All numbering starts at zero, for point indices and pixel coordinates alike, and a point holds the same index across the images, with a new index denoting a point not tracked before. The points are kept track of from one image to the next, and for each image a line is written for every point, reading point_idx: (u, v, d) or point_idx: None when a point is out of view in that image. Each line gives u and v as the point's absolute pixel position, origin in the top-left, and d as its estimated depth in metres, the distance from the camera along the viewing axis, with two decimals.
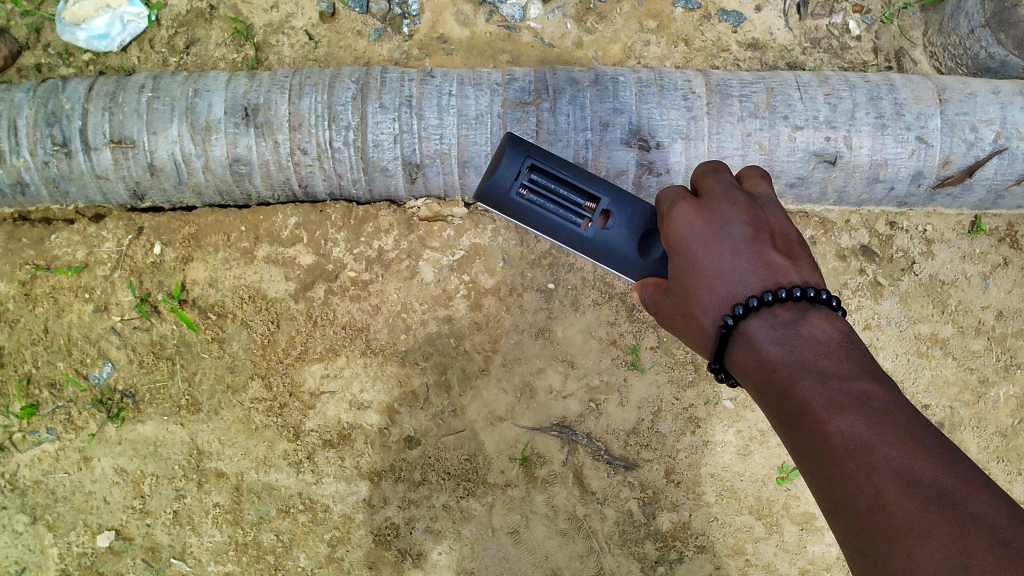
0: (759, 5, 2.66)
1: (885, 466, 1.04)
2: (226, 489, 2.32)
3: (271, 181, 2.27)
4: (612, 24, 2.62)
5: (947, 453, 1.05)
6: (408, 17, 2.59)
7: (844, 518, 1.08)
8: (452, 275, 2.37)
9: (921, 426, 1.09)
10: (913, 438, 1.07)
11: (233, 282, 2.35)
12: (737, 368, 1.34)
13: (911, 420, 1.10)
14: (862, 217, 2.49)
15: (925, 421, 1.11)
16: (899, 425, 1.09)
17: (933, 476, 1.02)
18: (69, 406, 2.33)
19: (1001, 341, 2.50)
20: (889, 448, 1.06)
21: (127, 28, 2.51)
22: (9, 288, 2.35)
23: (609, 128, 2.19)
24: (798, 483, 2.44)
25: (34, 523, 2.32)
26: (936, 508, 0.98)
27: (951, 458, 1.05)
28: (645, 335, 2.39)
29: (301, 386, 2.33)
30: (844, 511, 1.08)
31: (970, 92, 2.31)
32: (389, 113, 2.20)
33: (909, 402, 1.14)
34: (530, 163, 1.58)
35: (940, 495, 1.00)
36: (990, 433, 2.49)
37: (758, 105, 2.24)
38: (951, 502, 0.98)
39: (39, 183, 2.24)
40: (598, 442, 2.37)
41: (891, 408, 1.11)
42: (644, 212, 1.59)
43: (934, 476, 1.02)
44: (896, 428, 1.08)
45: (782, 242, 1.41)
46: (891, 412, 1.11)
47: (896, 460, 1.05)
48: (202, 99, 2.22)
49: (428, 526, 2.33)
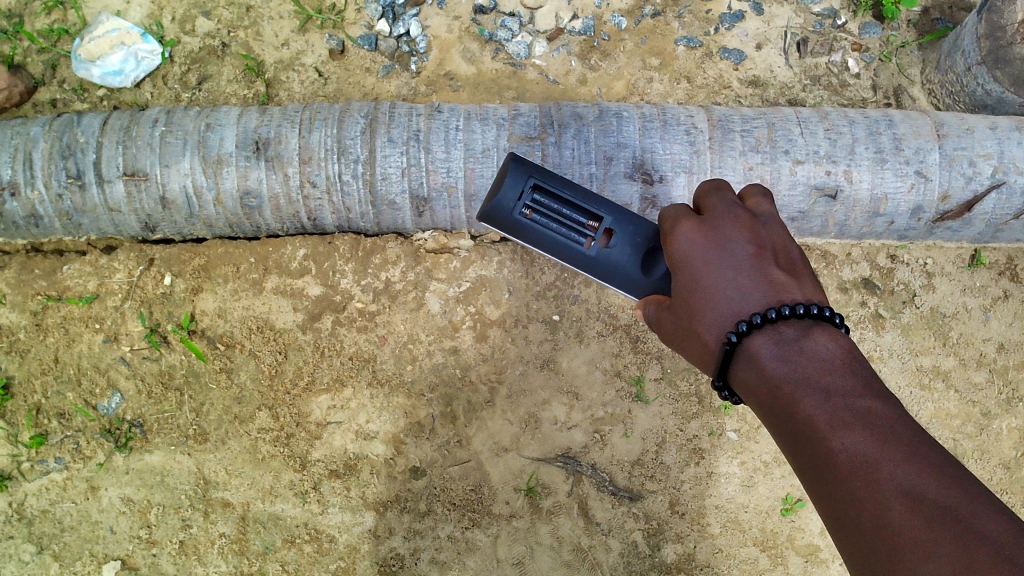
0: (759, 44, 2.72)
1: (889, 483, 1.06)
2: (232, 518, 2.32)
3: (281, 214, 2.30)
4: (615, 62, 2.67)
5: (952, 469, 1.07)
6: (416, 54, 2.64)
7: (850, 534, 1.09)
8: (458, 307, 2.40)
9: (926, 442, 1.11)
10: (917, 454, 1.09)
11: (242, 313, 2.39)
12: (740, 385, 1.36)
13: (915, 436, 1.12)
14: (863, 251, 2.52)
15: (930, 437, 1.13)
16: (903, 442, 1.11)
17: (939, 493, 1.04)
18: (78, 436, 2.35)
19: (1003, 374, 2.52)
20: (894, 465, 1.08)
21: (141, 65, 2.57)
22: (22, 318, 2.39)
23: (613, 161, 2.23)
24: (802, 515, 2.44)
25: (40, 552, 2.32)
26: (943, 525, 1.00)
27: (955, 474, 1.07)
28: (649, 367, 2.42)
29: (308, 416, 2.35)
30: (849, 527, 1.09)
31: (968, 128, 2.35)
32: (397, 147, 2.24)
33: (913, 419, 1.16)
34: (534, 183, 1.61)
35: (945, 511, 1.02)
36: (994, 465, 2.50)
37: (760, 140, 2.29)
38: (958, 519, 1.00)
39: (52, 215, 2.28)
40: (603, 473, 2.38)
41: (896, 425, 1.14)
42: (646, 231, 1.62)
43: (940, 492, 1.04)
44: (901, 445, 1.10)
45: (784, 260, 1.44)
46: (895, 429, 1.13)
47: (900, 477, 1.07)
48: (214, 133, 2.26)
49: (433, 557, 2.33)
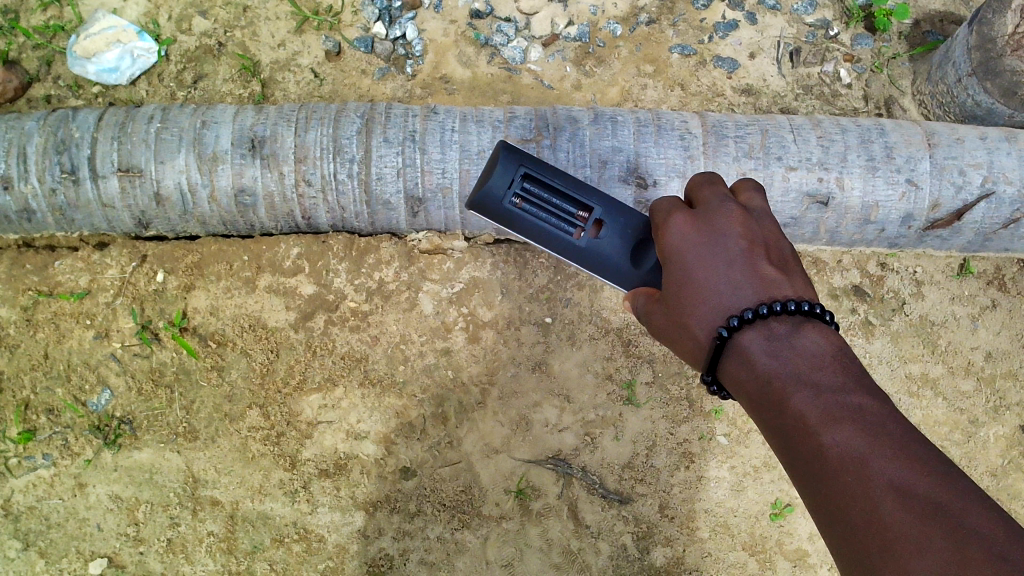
0: (753, 53, 2.75)
1: (879, 478, 1.08)
2: (221, 517, 2.31)
3: (275, 212, 2.30)
4: (610, 68, 2.69)
5: (941, 466, 1.09)
6: (412, 57, 2.65)
7: (839, 529, 1.11)
8: (451, 308, 2.40)
9: (915, 439, 1.13)
10: (907, 451, 1.10)
11: (234, 311, 2.38)
12: (729, 379, 1.37)
13: (905, 432, 1.14)
14: (853, 258, 2.54)
15: (919, 434, 1.14)
16: (894, 438, 1.12)
17: (928, 489, 1.05)
18: (66, 432, 2.34)
19: (990, 382, 2.54)
20: (885, 461, 1.09)
21: (136, 62, 2.57)
22: (12, 313, 2.38)
23: (608, 165, 2.25)
24: (791, 520, 2.45)
25: (27, 549, 2.30)
26: (932, 522, 1.01)
27: (945, 471, 1.08)
28: (640, 371, 2.43)
29: (299, 416, 2.35)
30: (839, 523, 1.11)
31: (958, 138, 2.38)
32: (393, 147, 2.25)
33: (902, 415, 1.17)
34: (523, 172, 1.62)
35: (935, 508, 1.03)
36: (981, 473, 2.51)
37: (753, 146, 2.31)
38: (948, 516, 1.01)
39: (45, 211, 2.27)
40: (594, 476, 2.38)
41: (886, 421, 1.15)
42: (636, 223, 1.63)
43: (930, 489, 1.05)
44: (892, 441, 1.11)
45: (776, 256, 1.45)
46: (885, 425, 1.14)
47: (890, 473, 1.08)
48: (210, 131, 2.27)
49: (422, 558, 2.32)
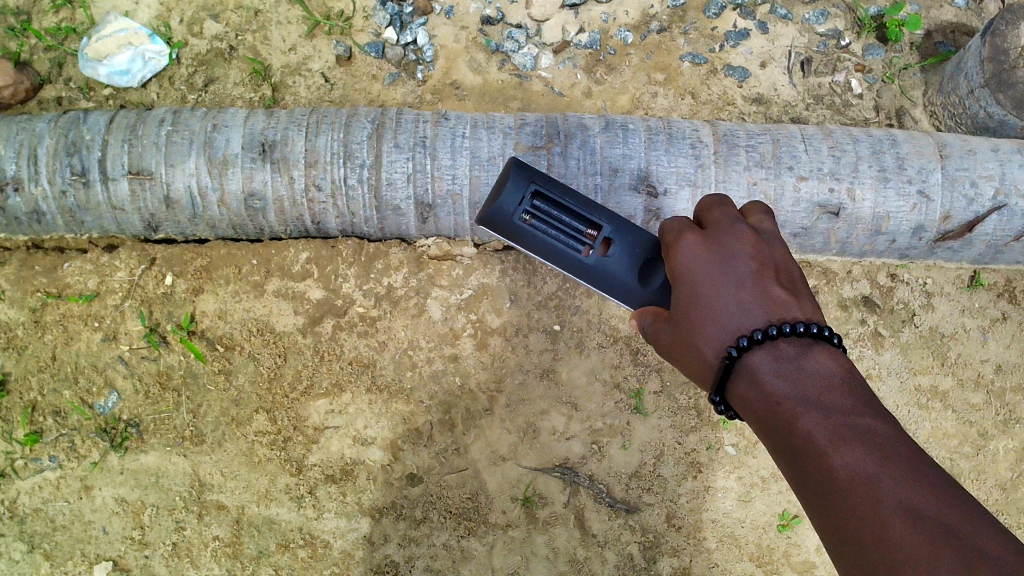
0: (764, 62, 2.74)
1: (889, 499, 1.07)
2: (226, 521, 2.31)
3: (285, 216, 2.30)
4: (621, 76, 2.68)
5: (951, 489, 1.08)
6: (422, 63, 2.65)
7: (848, 550, 1.10)
8: (460, 314, 2.40)
9: (925, 462, 1.12)
10: (917, 473, 1.10)
11: (242, 315, 2.38)
12: (737, 400, 1.36)
13: (915, 455, 1.13)
14: (863, 269, 2.53)
15: (929, 457, 1.14)
16: (903, 461, 1.11)
17: (939, 511, 1.04)
18: (73, 435, 2.34)
19: (1000, 395, 2.53)
20: (895, 483, 1.08)
21: (148, 65, 2.58)
22: (21, 315, 2.38)
23: (619, 173, 2.24)
24: (798, 531, 2.44)
25: (32, 551, 2.30)
26: (943, 543, 1.00)
27: (955, 494, 1.07)
28: (649, 379, 2.42)
29: (306, 421, 2.34)
30: (849, 544, 1.10)
31: (970, 149, 2.37)
32: (403, 152, 2.25)
33: (912, 439, 1.17)
34: (534, 189, 1.61)
35: (947, 530, 1.02)
36: (990, 486, 2.50)
37: (764, 156, 2.30)
38: (959, 537, 1.01)
39: (55, 212, 2.27)
40: (600, 485, 2.37)
41: (896, 444, 1.14)
42: (644, 242, 1.63)
43: (941, 511, 1.04)
44: (901, 463, 1.11)
45: (786, 278, 1.45)
46: (896, 447, 1.14)
47: (900, 494, 1.07)
48: (221, 134, 2.26)
49: (428, 565, 2.31)
